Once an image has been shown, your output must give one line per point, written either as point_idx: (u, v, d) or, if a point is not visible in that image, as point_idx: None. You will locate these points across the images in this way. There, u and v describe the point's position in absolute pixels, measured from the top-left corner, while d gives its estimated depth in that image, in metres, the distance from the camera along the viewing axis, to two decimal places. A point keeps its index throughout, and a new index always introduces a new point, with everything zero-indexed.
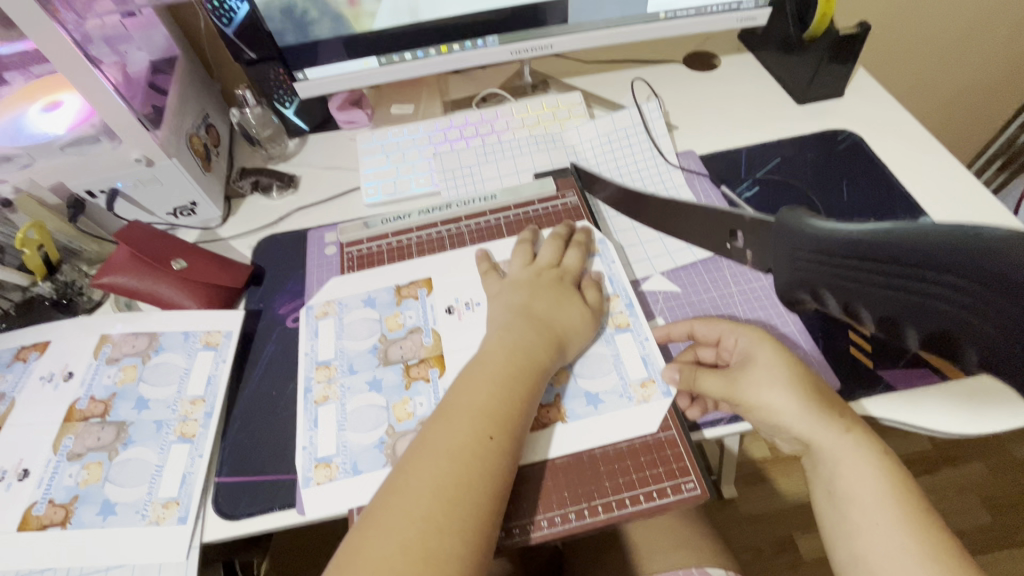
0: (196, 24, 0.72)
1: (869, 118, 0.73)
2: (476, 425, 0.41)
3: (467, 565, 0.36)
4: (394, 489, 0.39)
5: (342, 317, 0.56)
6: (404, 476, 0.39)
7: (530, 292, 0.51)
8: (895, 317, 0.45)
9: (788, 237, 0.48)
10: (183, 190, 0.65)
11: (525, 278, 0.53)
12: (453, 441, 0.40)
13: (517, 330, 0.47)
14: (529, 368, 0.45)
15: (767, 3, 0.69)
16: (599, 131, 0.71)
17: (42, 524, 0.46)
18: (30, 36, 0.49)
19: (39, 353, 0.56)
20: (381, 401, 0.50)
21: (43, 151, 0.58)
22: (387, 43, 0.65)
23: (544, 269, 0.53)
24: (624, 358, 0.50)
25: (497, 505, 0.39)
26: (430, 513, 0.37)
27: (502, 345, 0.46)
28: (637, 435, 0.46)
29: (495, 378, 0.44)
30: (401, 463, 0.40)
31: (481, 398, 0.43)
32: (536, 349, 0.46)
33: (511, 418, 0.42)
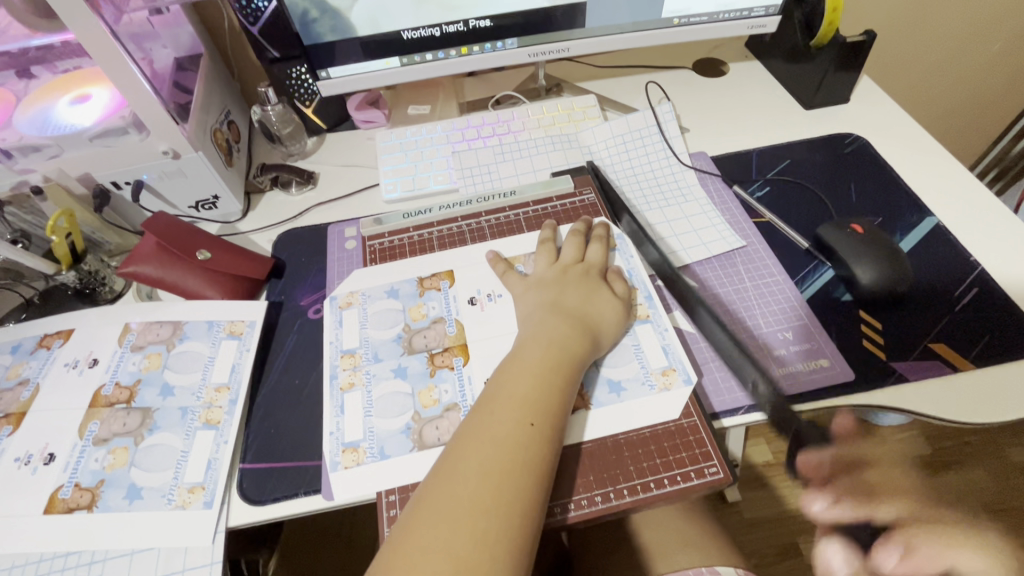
0: (220, 23, 0.73)
1: (874, 124, 0.75)
2: (518, 413, 0.42)
3: (512, 545, 0.37)
4: (441, 473, 0.40)
5: (366, 308, 0.57)
6: (451, 461, 0.41)
7: (558, 289, 0.52)
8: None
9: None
10: (206, 184, 0.66)
11: (551, 277, 0.54)
12: (496, 429, 0.42)
13: (548, 325, 0.49)
14: (564, 360, 0.46)
15: (776, 12, 0.72)
16: (613, 132, 0.73)
17: (68, 507, 0.47)
18: (70, 26, 0.51)
19: (63, 340, 0.56)
20: (406, 388, 0.51)
21: (71, 142, 0.59)
22: (409, 44, 0.67)
23: (570, 266, 0.55)
24: (644, 348, 0.51)
25: (543, 487, 0.40)
26: (477, 494, 0.38)
27: (538, 341, 0.48)
28: (660, 421, 0.47)
29: (533, 369, 0.45)
30: (448, 452, 0.42)
31: (521, 389, 0.44)
32: (569, 342, 0.47)
33: (550, 407, 0.43)
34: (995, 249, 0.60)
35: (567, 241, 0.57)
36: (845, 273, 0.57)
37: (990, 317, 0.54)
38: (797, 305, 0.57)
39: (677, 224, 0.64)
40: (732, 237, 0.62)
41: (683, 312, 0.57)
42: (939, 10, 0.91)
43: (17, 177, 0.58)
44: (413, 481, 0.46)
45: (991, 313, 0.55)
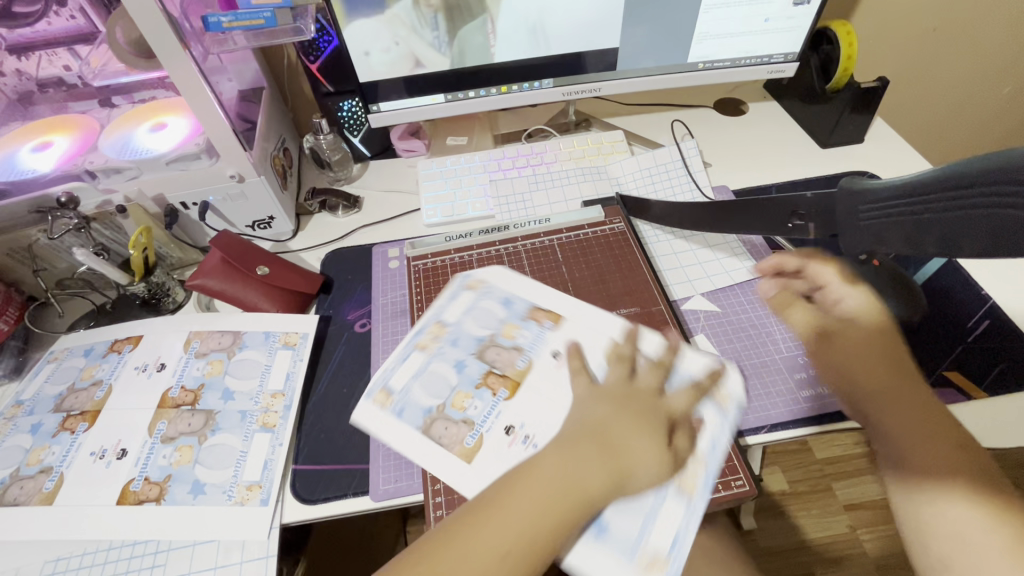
0: (280, 60, 0.80)
1: (888, 163, 0.80)
2: (554, 489, 0.44)
3: None
4: (472, 524, 0.43)
5: (438, 358, 0.57)
6: (502, 491, 0.45)
7: (617, 407, 0.49)
8: (955, 237, 0.42)
9: (851, 199, 0.53)
10: (263, 205, 0.71)
11: (613, 390, 0.51)
12: (550, 478, 0.45)
13: (627, 421, 0.48)
14: (603, 454, 0.46)
15: (795, 58, 0.77)
16: (640, 166, 0.77)
17: (139, 499, 0.50)
18: (164, 64, 0.57)
19: (132, 346, 0.61)
20: (453, 381, 0.55)
21: (150, 166, 0.64)
22: (455, 82, 0.73)
23: (642, 391, 0.51)
24: (535, 317, 0.59)
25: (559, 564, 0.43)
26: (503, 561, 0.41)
27: (588, 422, 0.48)
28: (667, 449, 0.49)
29: (587, 453, 0.46)
30: (504, 478, 0.46)
31: (573, 469, 0.45)
32: (599, 474, 0.45)
33: (599, 498, 0.44)
34: (1008, 284, 0.63)
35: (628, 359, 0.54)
36: None
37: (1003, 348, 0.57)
38: None
39: (701, 253, 0.68)
40: (754, 266, 0.66)
41: (707, 335, 0.60)
42: (950, 57, 0.96)
43: (102, 197, 0.63)
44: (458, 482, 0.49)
45: (1003, 344, 0.58)
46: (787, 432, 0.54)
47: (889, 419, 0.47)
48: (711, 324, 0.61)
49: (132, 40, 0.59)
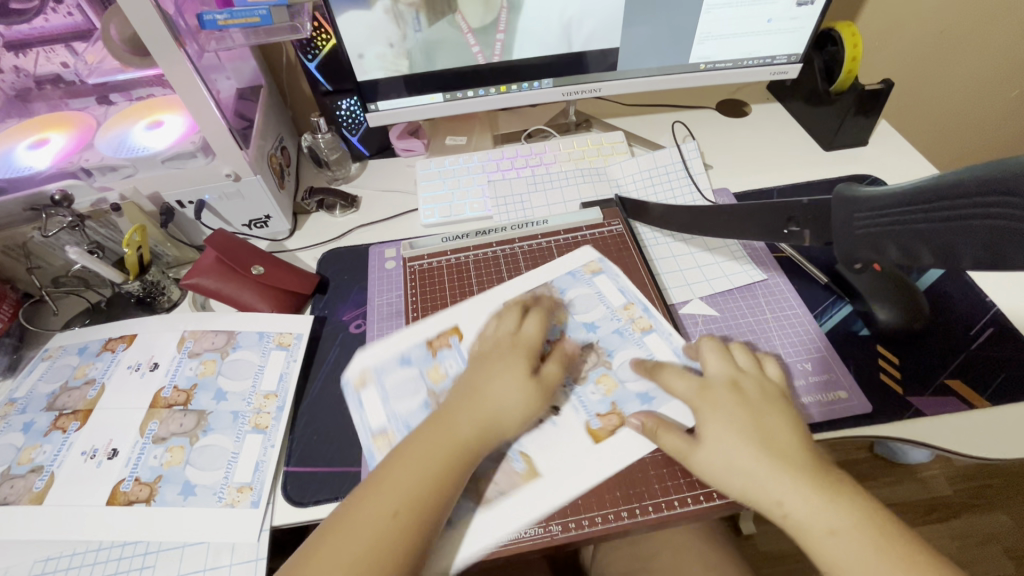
0: (279, 59, 0.80)
1: (892, 167, 0.79)
2: (388, 501, 0.42)
3: None
4: (331, 531, 0.42)
5: (382, 380, 0.57)
6: (335, 525, 0.42)
7: (479, 365, 0.52)
8: (955, 246, 0.44)
9: (844, 208, 0.52)
10: (259, 205, 0.71)
11: (485, 350, 0.53)
12: (372, 509, 0.42)
13: (468, 403, 0.48)
14: (450, 450, 0.45)
15: (798, 59, 0.76)
16: (640, 167, 0.76)
17: (128, 500, 0.50)
18: (159, 62, 0.56)
19: (126, 345, 0.61)
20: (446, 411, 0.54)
21: (145, 164, 0.64)
22: (453, 82, 0.73)
23: (520, 342, 0.52)
24: (656, 354, 0.56)
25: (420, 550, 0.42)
26: (358, 557, 0.40)
27: (433, 423, 0.47)
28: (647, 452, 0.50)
29: (415, 457, 0.45)
30: (346, 504, 0.43)
31: (407, 473, 0.44)
32: (457, 432, 0.46)
33: (445, 473, 0.44)
34: (1013, 292, 0.62)
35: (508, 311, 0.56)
36: (863, 308, 0.60)
37: (1007, 356, 0.56)
38: (815, 336, 0.59)
39: (700, 257, 0.67)
40: (754, 270, 0.65)
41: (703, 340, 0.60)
42: (956, 60, 0.94)
43: (97, 195, 0.63)
44: None
45: (1006, 352, 0.57)
46: None
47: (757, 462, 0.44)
48: (709, 328, 0.61)
49: (127, 38, 0.60)
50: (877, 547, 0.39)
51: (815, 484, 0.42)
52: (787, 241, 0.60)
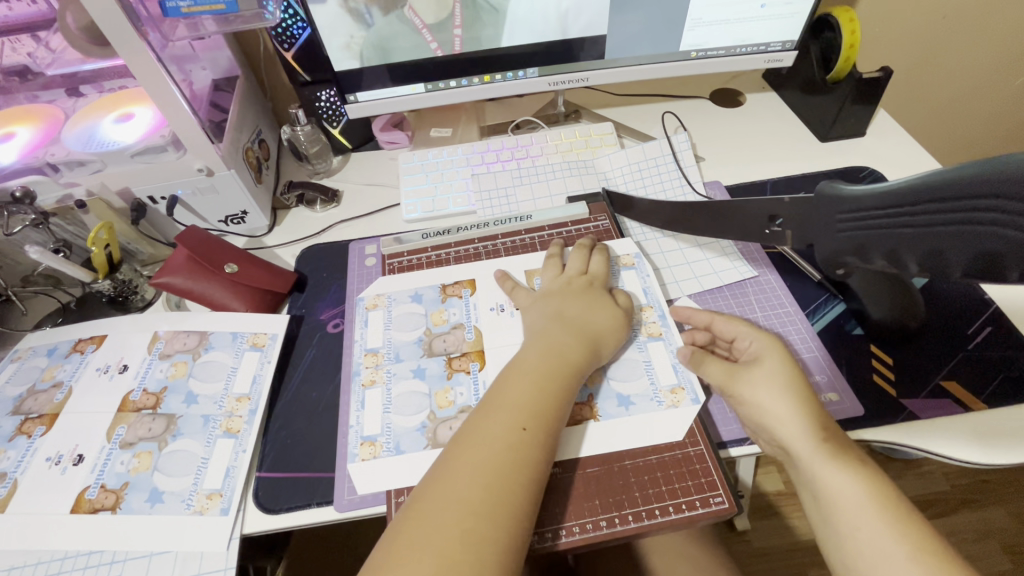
0: (256, 48, 0.78)
1: (890, 158, 0.76)
2: (512, 418, 0.44)
3: (500, 552, 0.38)
4: (438, 478, 0.42)
5: (391, 309, 0.59)
6: (447, 464, 0.42)
7: (562, 300, 0.54)
8: (946, 253, 0.43)
9: (829, 206, 0.50)
10: (235, 200, 0.69)
11: (556, 289, 0.56)
12: (490, 433, 0.43)
13: (546, 346, 0.50)
14: (561, 367, 0.48)
15: (793, 47, 0.73)
16: (629, 160, 0.74)
17: (93, 508, 0.49)
18: (121, 53, 0.54)
19: (95, 346, 0.59)
20: (423, 388, 0.52)
21: (114, 158, 0.62)
22: (434, 72, 0.70)
23: (575, 278, 0.57)
24: (655, 364, 0.53)
25: (534, 491, 0.42)
26: (469, 496, 0.40)
27: (538, 350, 0.49)
28: (655, 449, 0.48)
29: (528, 376, 0.47)
30: (445, 456, 0.43)
31: (518, 395, 0.46)
32: (567, 352, 0.49)
33: (543, 412, 0.45)
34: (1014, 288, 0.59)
35: (572, 253, 0.59)
36: (856, 306, 0.58)
37: (1006, 358, 0.54)
38: (808, 336, 0.57)
39: (690, 253, 0.65)
40: (744, 266, 0.63)
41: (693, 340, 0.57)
42: (959, 46, 0.91)
43: (62, 192, 0.61)
44: None
45: (1004, 352, 0.55)
46: None
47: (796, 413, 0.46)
48: None
49: (84, 26, 0.56)
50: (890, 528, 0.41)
51: (840, 453, 0.45)
52: (769, 242, 0.58)
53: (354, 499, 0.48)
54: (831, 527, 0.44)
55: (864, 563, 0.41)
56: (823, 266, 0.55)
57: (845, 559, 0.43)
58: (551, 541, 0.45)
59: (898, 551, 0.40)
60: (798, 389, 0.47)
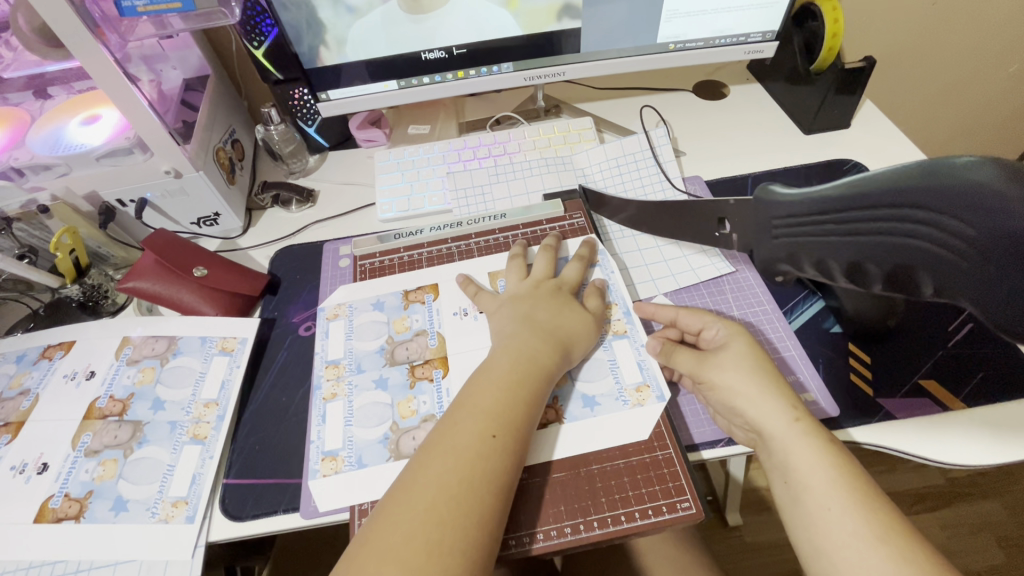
0: (228, 46, 0.77)
1: (875, 150, 0.74)
2: (480, 425, 0.43)
3: (465, 563, 0.36)
4: (403, 487, 0.40)
5: (352, 319, 0.58)
6: (413, 473, 0.41)
7: (531, 303, 0.53)
8: (864, 263, 0.45)
9: (762, 210, 0.51)
10: (206, 202, 0.68)
11: (524, 292, 0.55)
12: (458, 441, 0.42)
13: (515, 351, 0.48)
14: (531, 372, 0.47)
15: (774, 37, 0.72)
16: (608, 155, 0.73)
17: (57, 517, 0.48)
18: (76, 55, 0.54)
19: (64, 352, 0.59)
20: (386, 399, 0.52)
21: (79, 162, 0.61)
22: (406, 68, 0.69)
23: (542, 281, 0.56)
24: (620, 362, 0.52)
25: (501, 501, 0.40)
26: (433, 505, 0.38)
27: (507, 354, 0.48)
28: (621, 454, 0.47)
29: (497, 382, 0.46)
30: (412, 465, 0.42)
31: (487, 401, 0.44)
32: (538, 356, 0.48)
33: (512, 419, 0.44)
34: None
35: (539, 256, 0.58)
36: (835, 304, 0.57)
37: (987, 355, 0.53)
38: (785, 334, 0.56)
39: (667, 250, 0.64)
40: (722, 264, 0.62)
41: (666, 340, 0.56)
42: (949, 33, 0.89)
43: (27, 197, 0.61)
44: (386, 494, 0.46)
45: (985, 350, 0.53)
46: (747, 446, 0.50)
47: (768, 395, 0.46)
48: None
49: (37, 28, 0.56)
50: (851, 502, 0.41)
51: (812, 434, 0.44)
52: (718, 244, 0.58)
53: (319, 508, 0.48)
54: (797, 506, 0.43)
55: (829, 543, 0.40)
56: (761, 271, 0.55)
57: (811, 538, 0.41)
58: (520, 547, 0.44)
59: (863, 531, 0.39)
60: (765, 372, 0.47)
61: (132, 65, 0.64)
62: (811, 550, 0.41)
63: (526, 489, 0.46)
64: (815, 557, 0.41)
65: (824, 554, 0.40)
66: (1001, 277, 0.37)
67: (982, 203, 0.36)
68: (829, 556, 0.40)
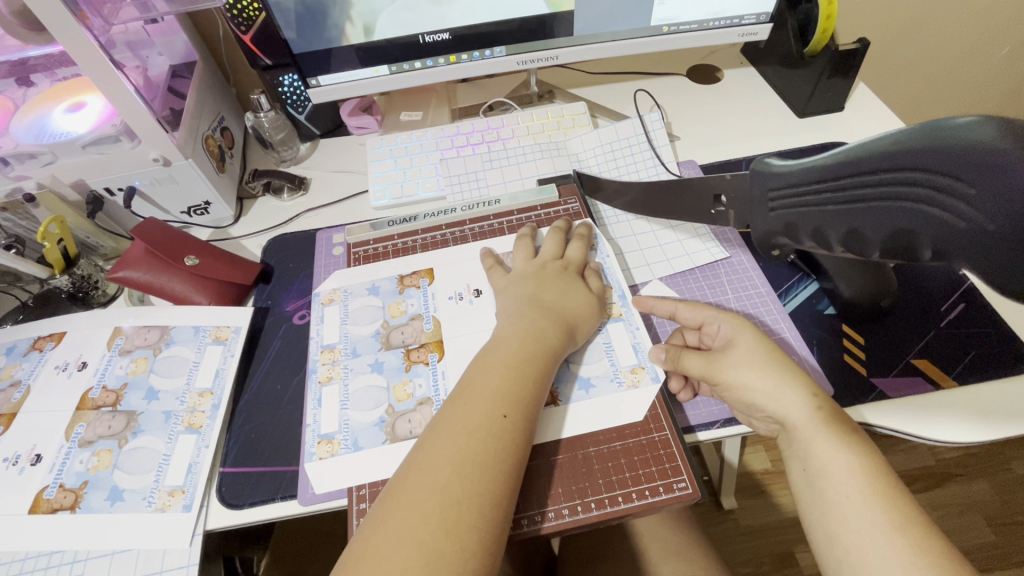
0: (214, 30, 0.76)
1: (868, 132, 0.74)
2: (490, 404, 0.43)
3: (483, 539, 0.37)
4: (416, 466, 0.40)
5: (346, 304, 0.58)
6: (425, 453, 0.41)
7: (536, 284, 0.53)
8: (862, 231, 0.43)
9: (759, 183, 0.50)
10: (197, 190, 0.67)
11: (530, 272, 0.55)
12: (468, 421, 0.42)
13: (520, 330, 0.48)
14: (537, 352, 0.47)
15: (768, 19, 0.71)
16: (601, 140, 0.72)
17: (52, 507, 0.48)
18: (60, 40, 0.53)
19: (55, 343, 0.58)
20: (382, 382, 0.52)
21: (65, 150, 0.60)
22: (397, 52, 0.67)
23: (548, 262, 0.56)
24: (615, 345, 0.53)
25: (513, 479, 0.40)
26: (449, 485, 0.38)
27: (514, 334, 0.48)
28: (621, 437, 0.48)
29: (505, 362, 0.46)
30: (422, 444, 0.42)
31: (494, 380, 0.44)
32: (544, 335, 0.48)
33: (522, 399, 0.44)
34: None
35: (547, 238, 0.58)
36: (829, 286, 0.57)
37: (976, 333, 0.54)
38: (779, 316, 0.56)
39: (662, 235, 0.64)
40: (717, 247, 0.62)
41: (662, 328, 0.57)
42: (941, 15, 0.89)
43: (12, 185, 0.60)
44: (382, 478, 0.47)
45: (974, 327, 0.54)
46: (739, 428, 0.50)
47: (791, 388, 0.45)
48: None
49: (18, 12, 0.54)
50: (870, 494, 0.41)
51: (833, 423, 0.44)
52: (715, 221, 0.58)
53: (317, 494, 0.48)
54: (814, 494, 0.43)
55: (844, 530, 0.41)
56: (760, 246, 0.55)
57: (828, 525, 0.42)
58: (531, 526, 0.44)
59: (880, 520, 0.40)
60: (781, 364, 0.47)
61: (116, 50, 0.63)
62: (825, 536, 0.42)
63: (532, 473, 0.46)
64: (831, 545, 0.41)
65: (838, 540, 0.41)
66: (1005, 243, 0.34)
67: (980, 163, 0.33)
68: (844, 542, 0.41)
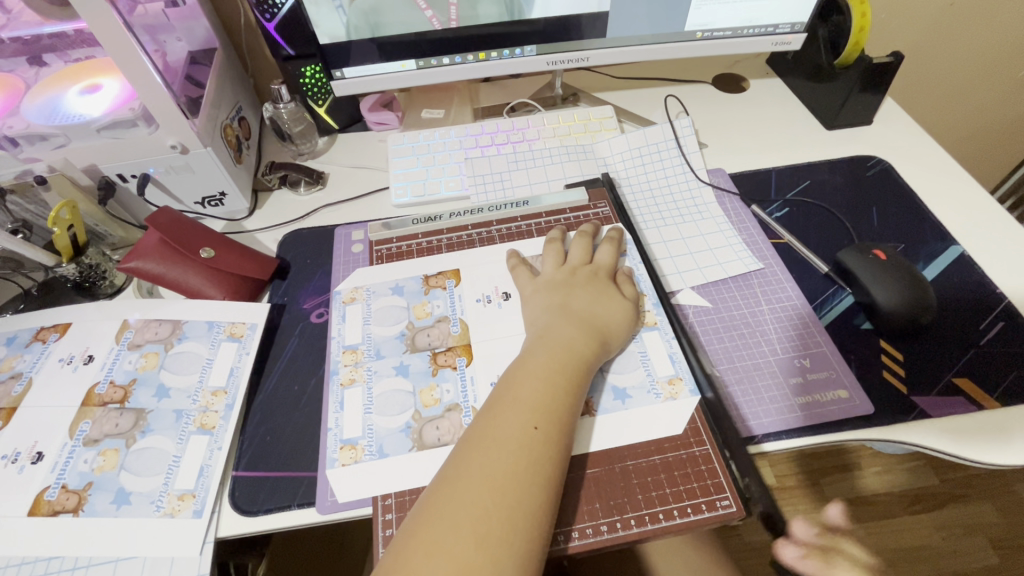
0: (236, 17, 0.74)
1: (897, 146, 0.74)
2: (522, 416, 0.41)
3: (518, 559, 0.35)
4: (448, 480, 0.38)
5: (369, 304, 0.56)
6: (456, 467, 0.39)
7: (567, 291, 0.51)
8: None
9: None
10: (213, 181, 0.65)
11: (559, 278, 0.53)
12: (501, 434, 0.40)
13: (552, 338, 0.47)
14: (570, 361, 0.45)
15: (802, 29, 0.70)
16: (630, 145, 0.71)
17: (53, 510, 0.45)
18: (83, 16, 0.51)
19: (59, 335, 0.55)
20: (407, 386, 0.49)
21: (79, 133, 0.58)
22: (425, 47, 0.66)
23: (578, 267, 0.54)
24: (650, 355, 0.51)
25: (550, 494, 0.38)
26: (480, 501, 0.36)
27: (547, 341, 0.47)
28: (660, 451, 0.46)
29: (536, 371, 0.44)
30: (454, 457, 0.40)
31: (527, 391, 0.43)
32: (575, 344, 0.46)
33: (556, 411, 0.42)
34: (1021, 276, 0.58)
35: (576, 242, 0.56)
36: (865, 300, 0.56)
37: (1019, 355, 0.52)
38: (815, 329, 0.55)
39: (692, 242, 0.62)
40: (749, 257, 0.61)
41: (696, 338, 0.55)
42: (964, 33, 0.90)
43: (21, 167, 0.58)
44: (409, 488, 0.44)
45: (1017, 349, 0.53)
46: (777, 444, 0.49)
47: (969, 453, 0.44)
48: (701, 321, 0.56)
49: None
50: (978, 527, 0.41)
51: None
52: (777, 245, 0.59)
53: (338, 502, 0.45)
54: None
55: None
56: None
57: None
58: (565, 543, 0.42)
59: None
60: None
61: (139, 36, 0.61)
62: None
63: (567, 486, 0.44)
64: None
65: None
66: None
67: None
68: None
